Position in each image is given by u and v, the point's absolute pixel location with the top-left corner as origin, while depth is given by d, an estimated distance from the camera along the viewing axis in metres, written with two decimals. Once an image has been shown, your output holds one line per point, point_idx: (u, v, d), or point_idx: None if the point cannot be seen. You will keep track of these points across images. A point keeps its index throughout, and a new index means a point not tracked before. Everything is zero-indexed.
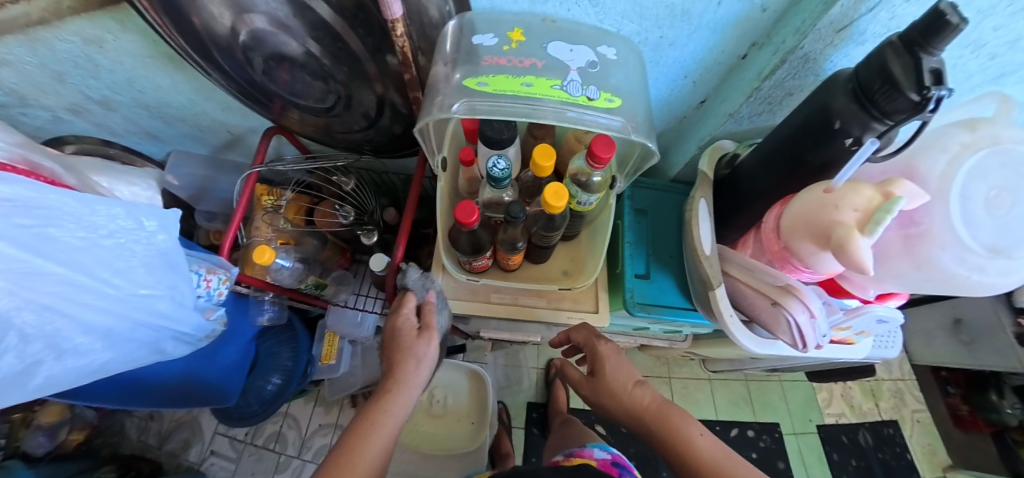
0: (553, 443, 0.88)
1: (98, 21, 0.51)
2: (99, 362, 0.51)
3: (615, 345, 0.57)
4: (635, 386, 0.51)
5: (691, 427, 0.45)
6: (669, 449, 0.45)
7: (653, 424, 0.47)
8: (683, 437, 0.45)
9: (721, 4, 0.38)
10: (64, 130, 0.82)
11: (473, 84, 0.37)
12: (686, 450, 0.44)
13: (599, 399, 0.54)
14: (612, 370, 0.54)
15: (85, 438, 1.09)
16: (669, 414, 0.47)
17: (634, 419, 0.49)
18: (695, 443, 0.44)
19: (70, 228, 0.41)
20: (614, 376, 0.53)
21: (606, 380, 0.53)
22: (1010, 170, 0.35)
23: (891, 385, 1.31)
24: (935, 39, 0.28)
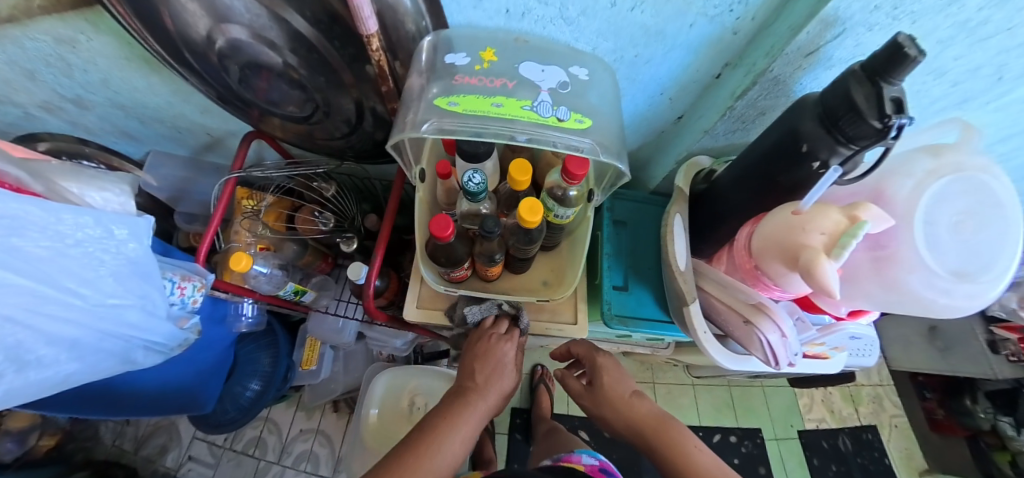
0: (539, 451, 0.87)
1: (70, 22, 0.50)
2: (65, 374, 0.49)
3: (613, 359, 0.61)
4: (634, 397, 0.54)
5: (687, 435, 0.48)
6: (665, 455, 0.47)
7: (651, 432, 0.49)
8: (679, 444, 0.47)
9: (693, 26, 0.39)
10: (36, 127, 0.80)
11: (445, 103, 0.37)
12: (683, 456, 0.45)
13: (600, 410, 0.56)
14: (612, 383, 0.57)
15: (57, 443, 1.05)
16: (667, 424, 0.49)
17: (632, 430, 0.52)
18: (690, 450, 0.46)
19: (34, 237, 0.39)
20: (615, 390, 0.55)
21: (607, 392, 0.56)
22: (970, 197, 0.36)
23: (870, 391, 1.34)
24: (894, 70, 0.29)
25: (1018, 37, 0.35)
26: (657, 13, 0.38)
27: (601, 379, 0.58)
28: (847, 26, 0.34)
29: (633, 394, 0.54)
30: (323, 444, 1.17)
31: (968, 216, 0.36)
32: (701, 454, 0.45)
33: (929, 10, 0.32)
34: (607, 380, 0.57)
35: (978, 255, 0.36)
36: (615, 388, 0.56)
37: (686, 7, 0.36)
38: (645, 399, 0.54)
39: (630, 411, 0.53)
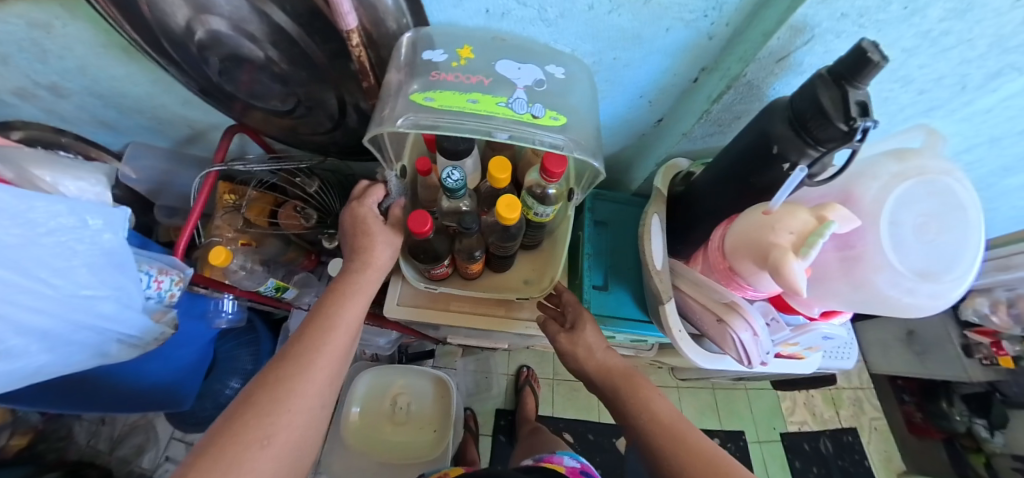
0: (521, 452, 0.89)
1: (44, 7, 0.49)
2: (35, 365, 0.48)
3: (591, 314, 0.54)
4: (605, 352, 0.50)
5: (650, 390, 0.45)
6: (625, 408, 0.45)
7: (616, 384, 0.47)
8: (641, 397, 0.44)
9: (669, 31, 0.40)
10: (8, 114, 0.77)
11: (421, 98, 0.37)
12: (642, 408, 0.43)
13: (570, 359, 0.52)
14: (590, 335, 0.51)
15: (29, 443, 1.02)
16: (636, 379, 0.47)
17: (601, 384, 0.49)
18: (649, 400, 0.44)
19: (6, 227, 0.38)
20: (588, 338, 0.51)
21: (582, 339, 0.50)
22: (933, 199, 0.37)
23: (850, 394, 1.36)
24: (858, 74, 0.30)
25: (977, 48, 0.36)
26: (635, 16, 0.38)
27: (578, 327, 0.52)
28: (816, 32, 0.35)
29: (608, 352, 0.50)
30: None
31: (931, 217, 0.37)
32: (658, 408, 0.43)
33: (893, 19, 0.33)
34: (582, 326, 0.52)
35: (940, 255, 0.37)
36: (589, 339, 0.51)
37: (662, 12, 0.37)
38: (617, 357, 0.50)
39: (602, 366, 0.49)
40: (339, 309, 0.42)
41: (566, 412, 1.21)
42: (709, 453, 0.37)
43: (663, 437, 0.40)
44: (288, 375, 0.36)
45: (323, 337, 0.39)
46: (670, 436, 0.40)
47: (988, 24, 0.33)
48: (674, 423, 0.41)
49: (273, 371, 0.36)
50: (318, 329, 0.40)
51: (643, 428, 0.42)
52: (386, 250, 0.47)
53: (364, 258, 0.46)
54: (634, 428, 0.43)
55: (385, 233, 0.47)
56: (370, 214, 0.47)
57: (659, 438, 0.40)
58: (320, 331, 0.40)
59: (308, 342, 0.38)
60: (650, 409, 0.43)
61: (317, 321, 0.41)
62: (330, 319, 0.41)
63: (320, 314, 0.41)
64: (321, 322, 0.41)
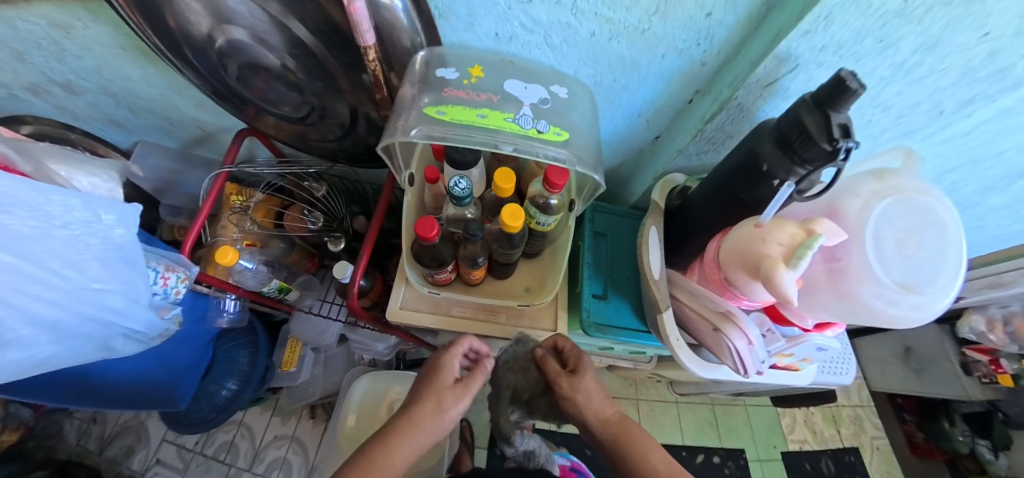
0: None
1: (69, 9, 0.52)
2: (43, 356, 0.48)
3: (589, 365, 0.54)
4: (598, 395, 0.51)
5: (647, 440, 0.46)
6: (628, 464, 0.45)
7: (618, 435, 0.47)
8: (642, 453, 0.44)
9: (664, 57, 0.43)
10: (20, 109, 0.79)
11: (433, 112, 0.40)
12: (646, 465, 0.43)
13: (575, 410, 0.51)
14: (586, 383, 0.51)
15: (18, 440, 1.00)
16: (634, 433, 0.47)
17: (601, 436, 0.48)
18: (649, 453, 0.44)
19: (21, 216, 0.40)
20: (587, 386, 0.51)
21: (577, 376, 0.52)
22: (910, 215, 0.39)
23: (850, 412, 1.35)
24: (838, 101, 0.32)
25: (949, 78, 0.38)
26: (632, 44, 0.41)
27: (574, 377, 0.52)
28: (799, 62, 0.37)
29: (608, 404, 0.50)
30: (297, 452, 1.14)
31: (910, 233, 0.39)
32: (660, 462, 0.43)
33: (868, 52, 0.35)
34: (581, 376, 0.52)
35: (922, 269, 0.38)
36: (588, 384, 0.51)
37: (657, 40, 0.40)
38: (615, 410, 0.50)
39: (604, 421, 0.49)
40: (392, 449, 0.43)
41: (562, 425, 1.21)
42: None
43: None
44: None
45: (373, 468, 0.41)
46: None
47: (955, 58, 0.35)
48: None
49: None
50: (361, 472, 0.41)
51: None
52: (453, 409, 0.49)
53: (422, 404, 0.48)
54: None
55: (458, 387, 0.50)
56: (453, 369, 0.52)
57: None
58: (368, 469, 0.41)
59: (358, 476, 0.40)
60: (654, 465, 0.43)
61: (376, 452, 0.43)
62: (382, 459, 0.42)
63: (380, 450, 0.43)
64: (377, 454, 0.43)
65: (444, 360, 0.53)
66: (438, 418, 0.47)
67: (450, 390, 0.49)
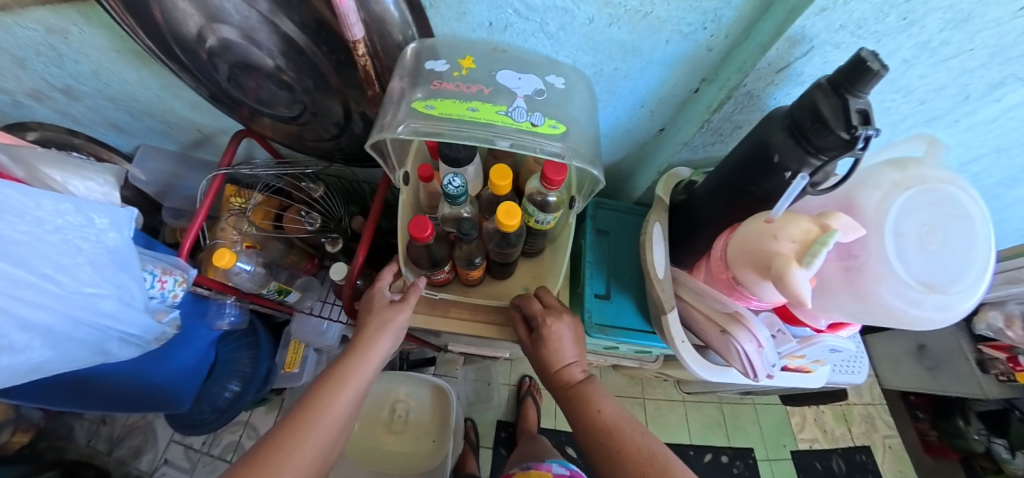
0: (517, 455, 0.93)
1: (63, 14, 0.51)
2: (37, 361, 0.48)
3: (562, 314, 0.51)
4: (564, 368, 0.48)
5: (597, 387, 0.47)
6: (575, 409, 0.46)
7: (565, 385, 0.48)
8: (591, 399, 0.45)
9: (668, 42, 0.41)
10: (24, 115, 0.80)
11: (422, 107, 0.38)
12: (592, 413, 0.44)
13: (535, 360, 0.51)
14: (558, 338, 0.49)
15: (29, 441, 1.01)
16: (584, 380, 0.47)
17: (555, 389, 0.49)
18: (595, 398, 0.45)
19: (12, 221, 0.39)
20: (564, 354, 0.49)
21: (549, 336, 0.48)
22: (935, 208, 0.37)
23: (861, 410, 1.32)
24: (859, 83, 0.30)
25: (977, 58, 0.36)
26: (633, 29, 0.39)
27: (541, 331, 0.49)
28: (814, 43, 0.35)
29: (577, 360, 0.49)
30: None
31: (934, 227, 0.37)
32: (606, 410, 0.44)
33: (890, 30, 0.33)
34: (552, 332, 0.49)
35: (947, 267, 0.36)
36: (561, 334, 0.49)
37: (661, 24, 0.38)
38: (580, 361, 0.49)
39: (560, 372, 0.48)
40: (336, 392, 0.42)
41: (567, 425, 1.19)
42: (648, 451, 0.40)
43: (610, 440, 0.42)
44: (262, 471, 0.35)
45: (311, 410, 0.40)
46: (620, 442, 0.41)
47: (988, 34, 0.33)
48: (620, 427, 0.42)
49: (249, 460, 0.36)
50: (301, 423, 0.39)
51: (592, 437, 0.43)
52: (383, 340, 0.48)
53: (361, 336, 0.47)
54: (586, 430, 0.44)
55: (393, 311, 0.49)
56: (384, 297, 0.51)
57: (607, 439, 0.42)
58: (311, 416, 0.40)
59: (297, 418, 0.39)
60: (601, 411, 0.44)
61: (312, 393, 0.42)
62: (326, 400, 0.41)
63: (314, 394, 0.42)
64: (310, 398, 0.41)
65: (374, 293, 0.51)
66: (382, 333, 0.48)
67: (388, 313, 0.49)
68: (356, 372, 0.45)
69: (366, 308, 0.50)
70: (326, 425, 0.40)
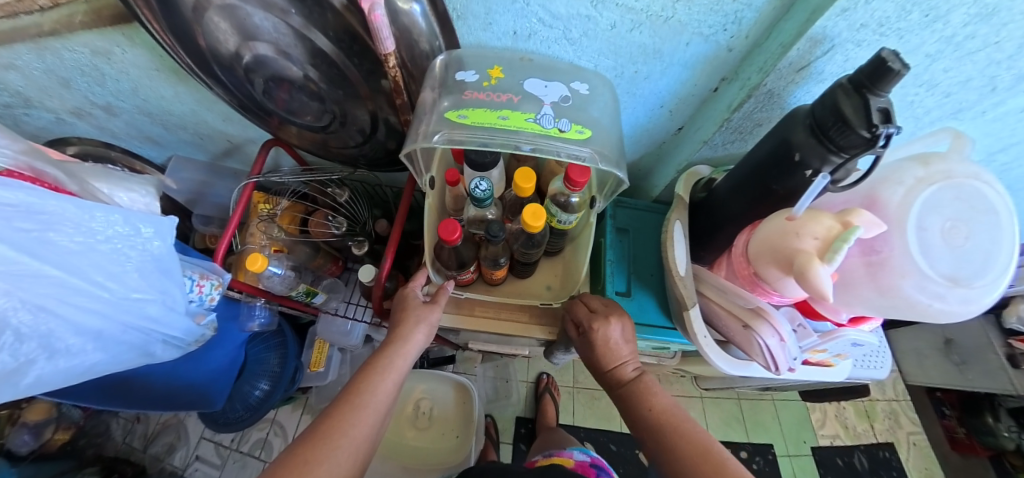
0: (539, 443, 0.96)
1: (108, 36, 0.55)
2: (89, 363, 0.51)
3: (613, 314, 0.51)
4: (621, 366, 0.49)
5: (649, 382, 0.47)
6: (629, 406, 0.46)
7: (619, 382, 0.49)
8: (644, 397, 0.46)
9: (688, 44, 0.41)
10: (66, 131, 0.84)
11: (454, 116, 0.40)
12: (647, 411, 0.44)
13: (589, 362, 0.52)
14: (607, 337, 0.49)
15: (70, 438, 1.07)
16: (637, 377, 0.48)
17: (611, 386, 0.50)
18: (649, 395, 0.46)
19: (68, 232, 0.43)
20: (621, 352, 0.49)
21: (605, 337, 0.49)
22: (960, 203, 0.37)
23: (885, 406, 1.30)
24: (881, 82, 0.31)
25: (1006, 50, 0.36)
26: (655, 33, 0.40)
27: (590, 332, 0.49)
28: (835, 43, 0.36)
29: (630, 359, 0.49)
30: None
31: (959, 222, 0.37)
32: (658, 406, 0.44)
33: (914, 27, 0.34)
34: (598, 333, 0.49)
35: (970, 261, 0.36)
36: (609, 335, 0.49)
37: (682, 27, 0.39)
38: (633, 359, 0.50)
39: (613, 370, 0.49)
40: (371, 386, 0.44)
41: (586, 421, 1.21)
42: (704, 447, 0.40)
43: (664, 436, 0.42)
44: (314, 462, 0.37)
45: (355, 404, 0.42)
46: (678, 440, 0.41)
47: (1014, 27, 0.33)
48: (673, 422, 0.43)
49: (299, 452, 0.38)
50: (348, 413, 0.41)
51: (640, 426, 0.45)
52: (418, 333, 0.50)
53: (400, 332, 0.50)
54: (641, 427, 0.45)
55: (427, 310, 0.52)
56: (418, 297, 0.54)
57: (664, 436, 0.42)
58: (349, 410, 0.41)
59: (342, 410, 0.41)
60: (657, 407, 0.44)
61: (354, 388, 0.44)
62: (360, 394, 0.43)
63: (357, 385, 0.44)
64: (355, 390, 0.44)
65: (408, 291, 0.54)
66: (417, 327, 0.50)
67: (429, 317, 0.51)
68: (397, 362, 0.47)
69: (401, 307, 0.52)
70: (369, 416, 0.42)
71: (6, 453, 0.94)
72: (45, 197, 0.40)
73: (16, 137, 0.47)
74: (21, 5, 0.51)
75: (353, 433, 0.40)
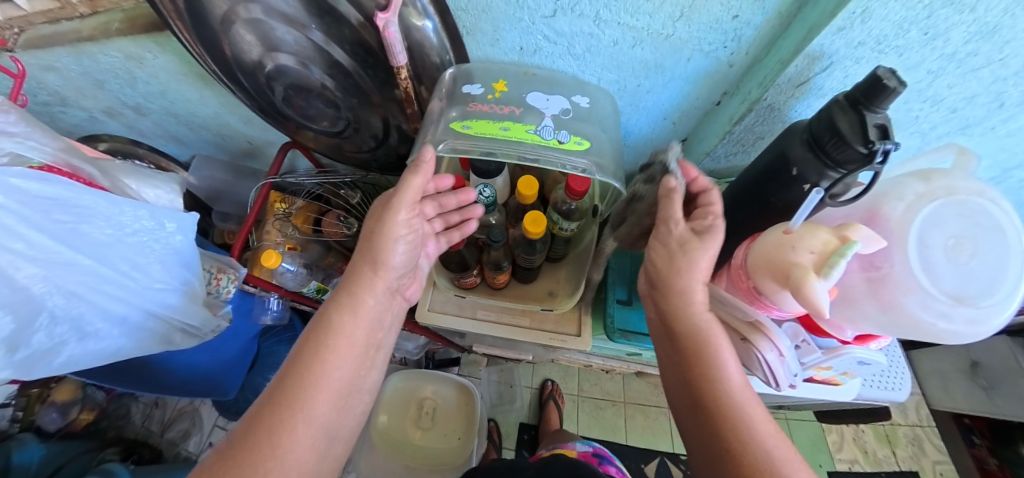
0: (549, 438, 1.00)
1: (141, 42, 0.58)
2: (115, 347, 0.55)
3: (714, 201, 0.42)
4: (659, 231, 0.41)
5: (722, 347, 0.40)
6: (689, 358, 0.40)
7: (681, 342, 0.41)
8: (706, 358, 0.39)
9: (689, 60, 0.42)
10: (98, 129, 0.90)
11: (458, 127, 0.42)
12: (704, 371, 0.39)
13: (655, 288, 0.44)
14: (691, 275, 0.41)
15: (94, 419, 1.12)
16: (713, 340, 0.40)
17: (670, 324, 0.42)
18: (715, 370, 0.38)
19: (100, 225, 0.45)
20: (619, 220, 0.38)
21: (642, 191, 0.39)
22: (963, 220, 0.36)
23: (907, 431, 1.27)
24: (877, 99, 0.31)
25: (1011, 67, 0.35)
26: (656, 49, 0.41)
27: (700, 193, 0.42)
28: (834, 59, 0.36)
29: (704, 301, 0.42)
30: None
31: (963, 239, 0.36)
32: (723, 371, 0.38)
33: (913, 44, 0.33)
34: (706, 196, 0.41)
35: (977, 280, 0.35)
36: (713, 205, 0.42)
37: (682, 44, 0.40)
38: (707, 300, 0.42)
39: (683, 312, 0.41)
40: (320, 364, 0.38)
41: (590, 431, 1.20)
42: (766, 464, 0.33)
43: (718, 402, 0.37)
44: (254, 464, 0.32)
45: (302, 385, 0.36)
46: (726, 409, 0.36)
47: (1018, 44, 0.32)
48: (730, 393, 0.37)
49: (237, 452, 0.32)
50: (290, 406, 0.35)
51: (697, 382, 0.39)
52: (378, 291, 0.44)
53: (353, 286, 0.42)
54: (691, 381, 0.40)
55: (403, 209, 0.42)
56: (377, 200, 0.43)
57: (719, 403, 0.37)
58: (302, 392, 0.36)
59: (280, 402, 0.35)
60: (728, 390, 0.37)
61: (299, 364, 0.38)
62: (307, 374, 0.37)
63: (302, 367, 0.37)
64: (299, 372, 0.37)
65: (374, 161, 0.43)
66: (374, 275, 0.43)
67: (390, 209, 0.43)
68: (349, 327, 0.41)
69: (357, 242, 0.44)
70: (319, 403, 0.36)
71: (36, 429, 1.00)
72: (81, 192, 0.43)
73: (54, 135, 0.49)
74: (62, 12, 0.58)
75: (311, 424, 0.35)
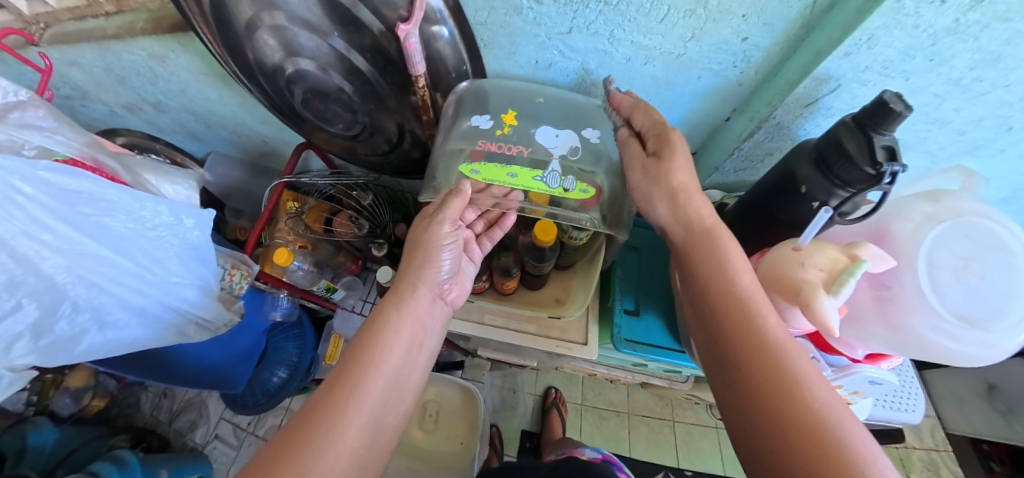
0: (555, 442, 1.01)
1: (165, 42, 0.61)
2: (132, 337, 0.57)
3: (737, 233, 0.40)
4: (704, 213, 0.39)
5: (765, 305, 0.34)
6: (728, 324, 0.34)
7: (713, 301, 0.36)
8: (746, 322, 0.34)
9: (700, 78, 0.43)
10: (116, 123, 0.93)
11: (467, 170, 0.44)
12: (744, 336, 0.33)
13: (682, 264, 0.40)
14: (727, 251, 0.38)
15: (104, 406, 1.14)
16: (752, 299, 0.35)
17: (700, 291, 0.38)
18: (762, 336, 0.32)
19: (122, 219, 0.47)
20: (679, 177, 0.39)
21: (670, 182, 0.39)
22: (971, 241, 0.36)
23: (922, 455, 1.22)
24: (882, 122, 0.31)
25: (1018, 93, 0.35)
26: (667, 67, 0.42)
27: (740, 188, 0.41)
28: (841, 82, 0.36)
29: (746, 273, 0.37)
30: None
31: (972, 261, 0.36)
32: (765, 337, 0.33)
33: (918, 71, 0.34)
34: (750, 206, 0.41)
35: (988, 302, 0.35)
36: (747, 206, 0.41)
37: (692, 63, 0.41)
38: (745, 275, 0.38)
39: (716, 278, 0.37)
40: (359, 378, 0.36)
41: (593, 440, 1.19)
42: (840, 462, 0.26)
43: (767, 369, 0.31)
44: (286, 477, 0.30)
45: (338, 400, 0.34)
46: (775, 376, 0.30)
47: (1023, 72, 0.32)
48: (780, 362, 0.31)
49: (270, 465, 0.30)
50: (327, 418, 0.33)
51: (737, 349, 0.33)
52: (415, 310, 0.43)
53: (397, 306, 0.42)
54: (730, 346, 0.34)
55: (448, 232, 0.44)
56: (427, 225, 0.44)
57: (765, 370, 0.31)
58: (337, 401, 0.34)
59: (317, 417, 0.33)
60: (776, 359, 0.31)
61: (340, 379, 0.36)
62: (346, 388, 0.35)
63: (340, 380, 0.36)
64: (339, 388, 0.35)
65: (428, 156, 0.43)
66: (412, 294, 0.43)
67: (434, 225, 0.43)
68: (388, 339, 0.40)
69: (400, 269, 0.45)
70: (355, 417, 0.34)
71: (50, 413, 1.02)
72: (105, 186, 0.44)
73: (81, 130, 0.51)
74: (89, 10, 0.61)
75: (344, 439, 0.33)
